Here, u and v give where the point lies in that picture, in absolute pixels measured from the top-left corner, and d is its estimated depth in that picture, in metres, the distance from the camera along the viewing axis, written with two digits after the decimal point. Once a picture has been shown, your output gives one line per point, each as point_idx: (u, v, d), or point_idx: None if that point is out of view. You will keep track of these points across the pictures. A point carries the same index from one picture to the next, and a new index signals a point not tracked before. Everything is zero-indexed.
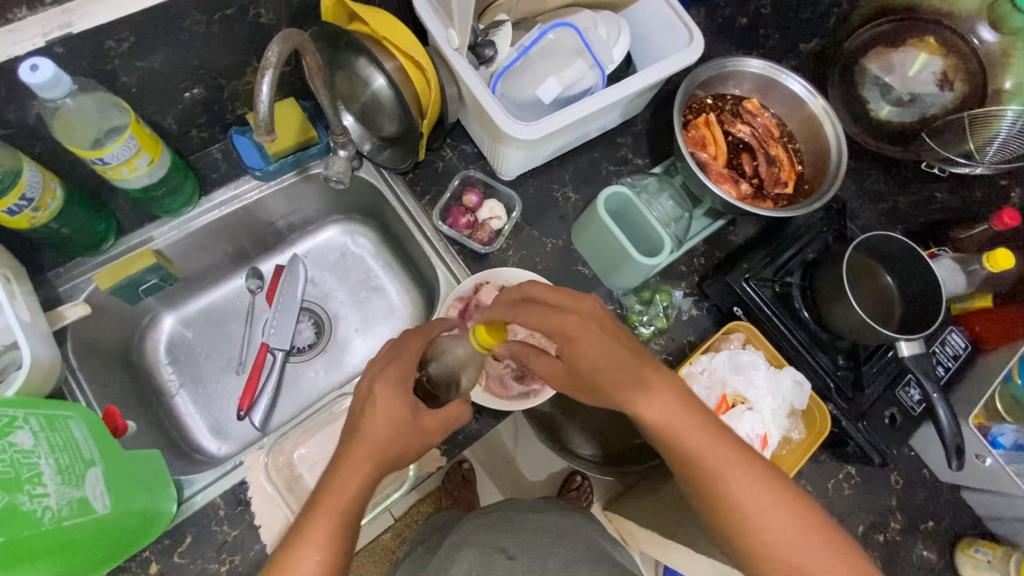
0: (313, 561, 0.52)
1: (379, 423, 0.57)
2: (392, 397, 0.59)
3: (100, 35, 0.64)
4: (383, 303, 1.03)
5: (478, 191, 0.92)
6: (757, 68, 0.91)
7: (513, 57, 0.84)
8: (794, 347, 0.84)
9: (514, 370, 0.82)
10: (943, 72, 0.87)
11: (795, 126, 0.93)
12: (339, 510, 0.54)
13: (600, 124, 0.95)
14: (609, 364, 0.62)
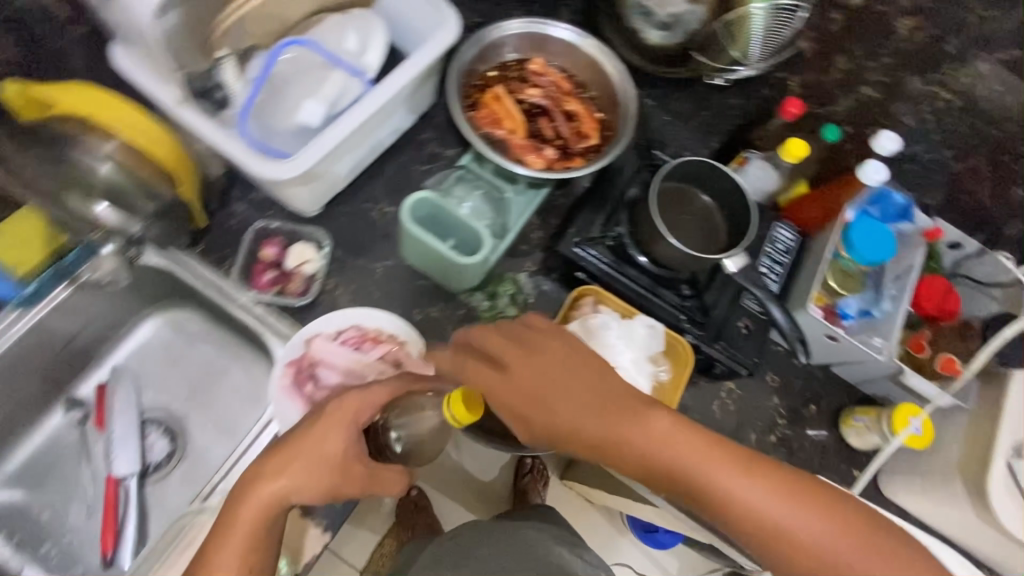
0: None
1: (303, 456, 0.62)
2: (324, 442, 0.63)
3: None
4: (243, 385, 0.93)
5: (279, 240, 0.83)
6: (518, 27, 0.89)
7: (251, 91, 0.75)
8: (640, 294, 0.85)
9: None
10: None
11: (584, 76, 0.92)
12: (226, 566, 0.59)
13: (392, 129, 0.88)
14: (568, 391, 0.56)
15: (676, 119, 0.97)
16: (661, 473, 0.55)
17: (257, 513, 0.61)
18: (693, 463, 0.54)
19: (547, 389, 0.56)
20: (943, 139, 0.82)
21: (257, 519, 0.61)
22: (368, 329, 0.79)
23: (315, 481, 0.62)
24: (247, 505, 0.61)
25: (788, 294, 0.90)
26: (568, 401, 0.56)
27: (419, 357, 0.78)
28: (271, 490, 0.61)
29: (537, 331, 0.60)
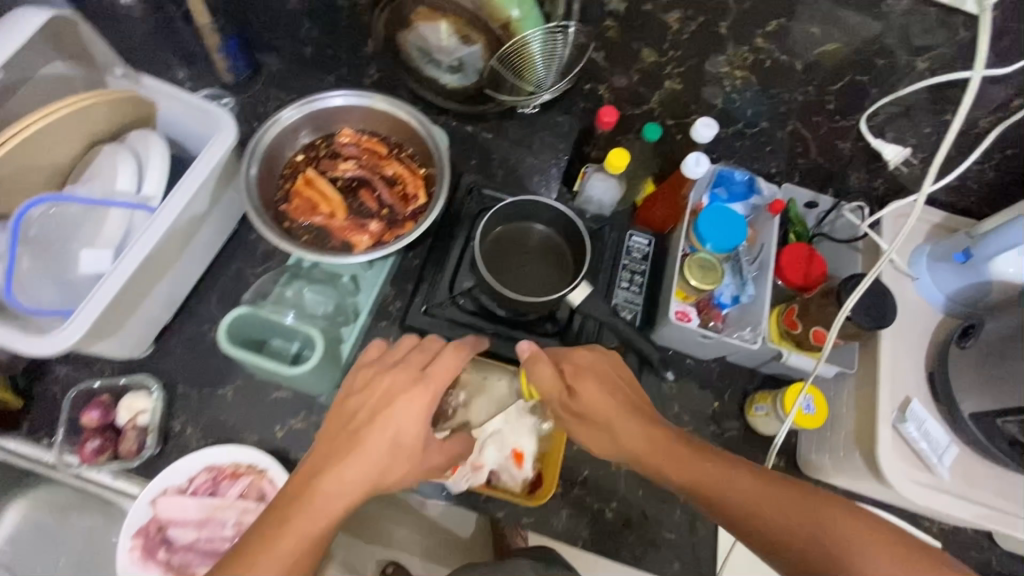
0: None
1: (372, 445, 0.58)
2: (394, 434, 0.59)
3: None
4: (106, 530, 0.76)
5: (103, 398, 0.76)
6: (303, 108, 0.83)
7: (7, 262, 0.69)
8: (504, 345, 0.81)
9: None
10: (460, 30, 0.74)
11: (395, 135, 0.88)
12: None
13: (206, 244, 0.82)
14: (611, 413, 0.62)
15: (515, 146, 0.96)
16: (767, 508, 0.54)
17: (321, 513, 0.55)
18: (807, 509, 0.53)
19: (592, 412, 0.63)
20: (755, 114, 0.80)
21: (329, 521, 0.55)
22: (222, 467, 0.73)
23: (384, 469, 0.58)
24: (311, 500, 0.55)
25: (654, 301, 0.88)
26: (605, 419, 0.62)
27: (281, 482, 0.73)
28: (343, 489, 0.56)
29: (576, 350, 0.67)
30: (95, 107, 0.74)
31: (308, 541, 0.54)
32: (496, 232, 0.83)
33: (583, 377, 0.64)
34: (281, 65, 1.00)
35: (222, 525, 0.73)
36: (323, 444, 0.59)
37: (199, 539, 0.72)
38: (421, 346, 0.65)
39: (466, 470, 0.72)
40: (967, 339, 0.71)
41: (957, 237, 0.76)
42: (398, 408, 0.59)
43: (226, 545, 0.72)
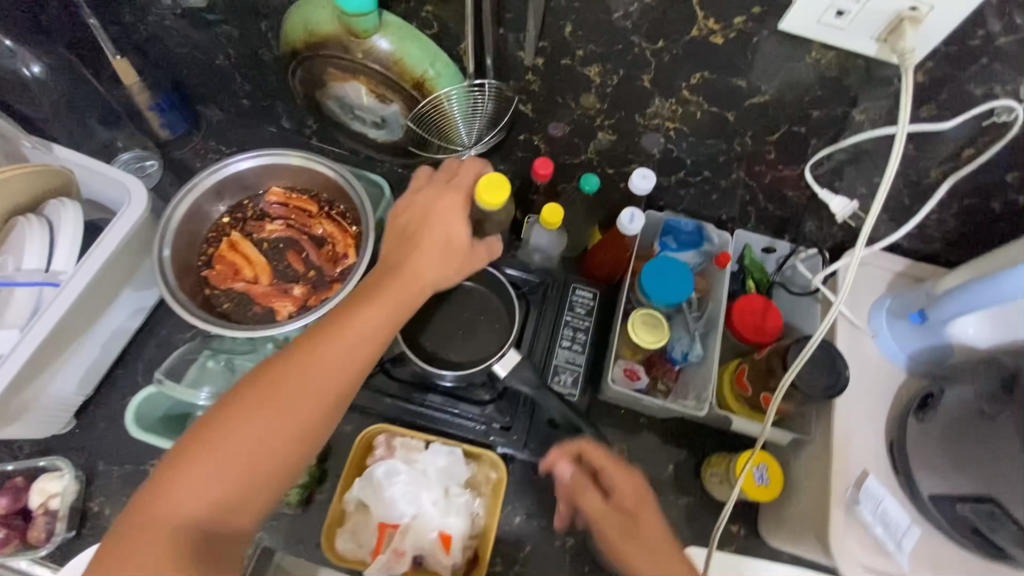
0: (334, 353, 0.54)
1: (429, 236, 0.62)
2: (447, 233, 0.62)
3: None
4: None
5: (18, 480, 0.74)
6: (221, 170, 0.79)
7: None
8: (436, 413, 0.76)
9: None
10: (375, 90, 0.70)
11: (325, 192, 0.84)
12: (341, 362, 0.54)
13: (128, 312, 0.80)
14: (664, 542, 0.58)
15: None
16: None
17: (383, 302, 0.58)
18: None
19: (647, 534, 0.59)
20: (695, 162, 0.75)
21: (395, 312, 0.58)
22: None
23: (445, 261, 0.62)
24: (400, 275, 0.60)
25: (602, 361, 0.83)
26: (657, 545, 0.58)
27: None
28: (394, 285, 0.59)
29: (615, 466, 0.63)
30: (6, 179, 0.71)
31: (366, 327, 0.57)
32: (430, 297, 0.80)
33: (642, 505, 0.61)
34: (221, 119, 0.97)
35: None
36: (381, 265, 0.63)
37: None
38: (444, 165, 0.67)
39: (388, 557, 0.68)
40: (925, 413, 0.65)
41: (918, 291, 0.69)
42: (431, 221, 0.62)
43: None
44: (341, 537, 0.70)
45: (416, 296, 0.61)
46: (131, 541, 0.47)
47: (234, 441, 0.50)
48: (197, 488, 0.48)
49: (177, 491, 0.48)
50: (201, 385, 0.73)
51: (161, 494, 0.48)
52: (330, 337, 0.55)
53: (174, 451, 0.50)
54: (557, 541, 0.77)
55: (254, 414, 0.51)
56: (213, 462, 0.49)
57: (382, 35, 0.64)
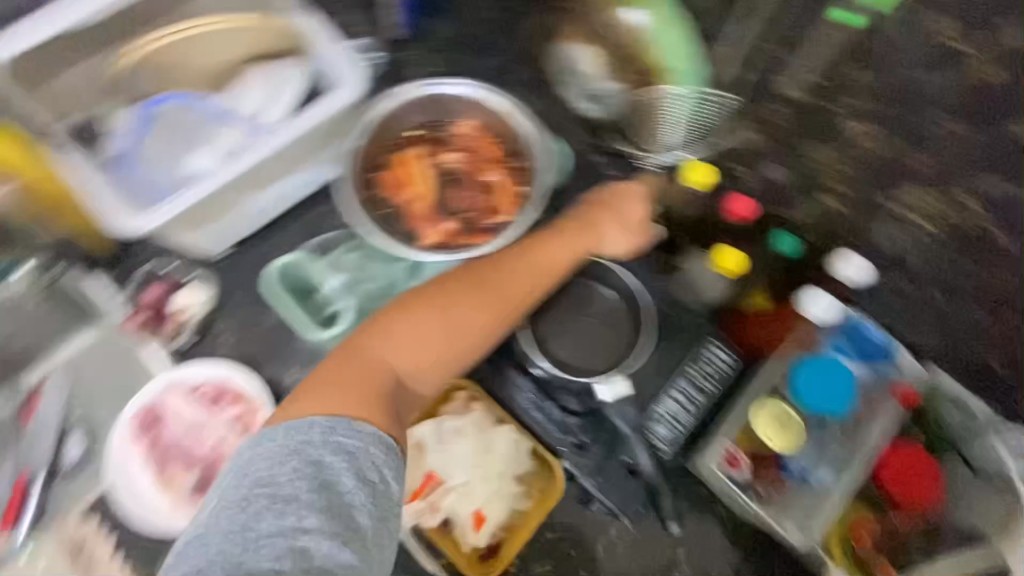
0: (525, 269, 0.64)
1: (620, 206, 0.69)
2: (631, 208, 0.70)
3: None
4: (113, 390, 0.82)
5: (167, 281, 0.83)
6: (425, 89, 0.81)
7: (131, 142, 0.75)
8: (521, 402, 0.74)
9: (199, 481, 0.74)
10: (606, 59, 0.75)
11: (511, 142, 0.82)
12: (515, 291, 0.63)
13: (302, 182, 0.86)
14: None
15: None
16: None
17: (567, 239, 0.66)
18: None
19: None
20: (925, 271, 0.64)
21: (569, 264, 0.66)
22: (229, 386, 0.78)
23: (630, 229, 0.69)
24: (592, 224, 0.68)
25: (707, 427, 0.72)
26: None
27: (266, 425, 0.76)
28: (579, 234, 0.67)
29: None
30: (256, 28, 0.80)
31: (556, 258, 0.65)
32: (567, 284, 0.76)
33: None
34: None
35: (204, 439, 0.76)
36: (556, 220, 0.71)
37: (182, 441, 0.75)
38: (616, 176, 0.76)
39: (422, 507, 0.69)
40: None
41: None
42: (616, 212, 0.69)
43: (199, 454, 0.75)
44: None
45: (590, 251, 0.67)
46: (347, 373, 0.52)
47: (422, 321, 0.57)
48: (402, 349, 0.56)
49: (389, 341, 0.56)
50: (338, 271, 0.80)
51: (383, 339, 0.55)
52: (518, 265, 0.64)
53: (379, 315, 0.58)
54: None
55: (444, 305, 0.58)
56: (435, 324, 0.57)
57: (640, 9, 0.68)
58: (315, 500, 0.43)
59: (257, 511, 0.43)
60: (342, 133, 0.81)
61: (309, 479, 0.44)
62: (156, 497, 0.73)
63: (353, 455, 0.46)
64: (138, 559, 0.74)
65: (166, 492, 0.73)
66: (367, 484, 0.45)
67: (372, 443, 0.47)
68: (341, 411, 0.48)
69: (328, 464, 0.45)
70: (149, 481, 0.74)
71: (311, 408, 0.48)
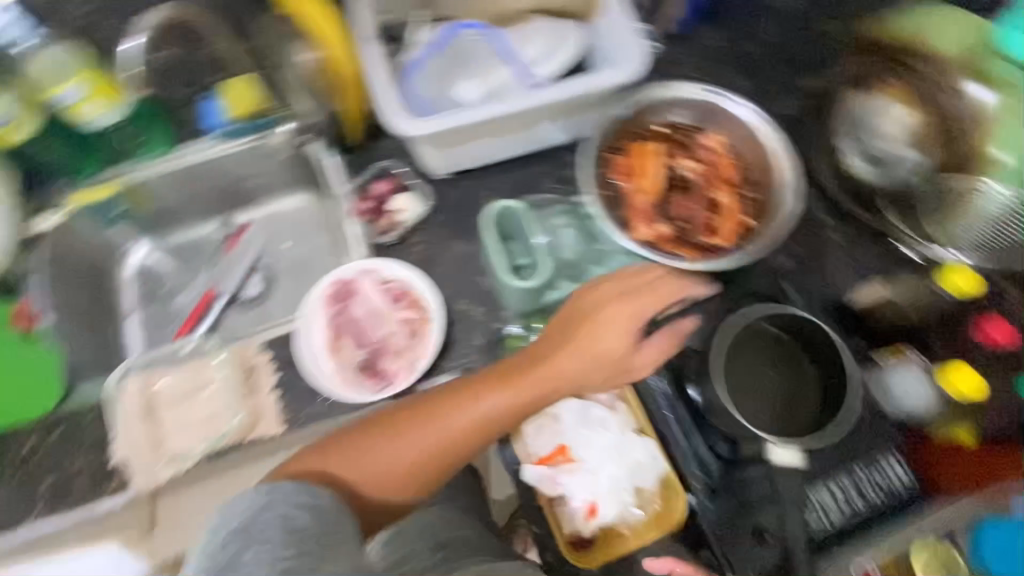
0: (484, 404, 0.59)
1: (599, 337, 0.63)
2: (603, 335, 0.64)
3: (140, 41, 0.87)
4: (304, 248, 1.10)
5: (394, 181, 0.91)
6: (695, 92, 0.80)
7: (424, 52, 0.80)
8: (676, 425, 0.73)
9: (361, 360, 0.82)
10: (918, 131, 0.71)
11: (755, 172, 0.79)
12: (475, 418, 0.59)
13: (539, 136, 0.89)
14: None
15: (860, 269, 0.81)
16: None
17: (569, 354, 0.63)
18: None
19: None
20: None
21: (532, 395, 0.61)
22: (412, 291, 0.85)
23: (613, 341, 0.64)
24: (571, 333, 0.65)
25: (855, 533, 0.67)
26: None
27: (432, 338, 0.82)
28: (537, 373, 0.62)
29: None
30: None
31: (557, 372, 0.62)
32: (775, 335, 0.74)
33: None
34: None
35: (376, 327, 0.83)
36: (550, 326, 0.68)
37: (360, 321, 0.83)
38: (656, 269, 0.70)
39: (547, 474, 0.70)
40: None
41: None
42: (598, 328, 0.64)
43: (368, 338, 0.83)
44: (529, 424, 0.72)
45: (584, 381, 0.64)
46: (324, 463, 0.55)
47: (385, 436, 0.56)
48: (372, 460, 0.55)
49: (363, 448, 0.56)
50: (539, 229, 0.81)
51: (354, 441, 0.56)
52: (478, 399, 0.59)
53: (359, 425, 0.58)
54: None
55: (420, 414, 0.58)
56: (410, 440, 0.56)
57: (994, 92, 0.66)
58: (286, 537, 0.45)
59: (238, 553, 0.45)
60: (606, 101, 0.84)
61: (279, 523, 0.46)
62: (323, 358, 0.81)
63: (286, 528, 0.46)
64: (290, 401, 0.83)
65: (331, 358, 0.81)
66: (327, 532, 0.47)
67: (320, 506, 0.49)
68: (303, 476, 0.53)
69: (293, 514, 0.48)
70: (321, 342, 0.82)
71: (288, 474, 0.53)
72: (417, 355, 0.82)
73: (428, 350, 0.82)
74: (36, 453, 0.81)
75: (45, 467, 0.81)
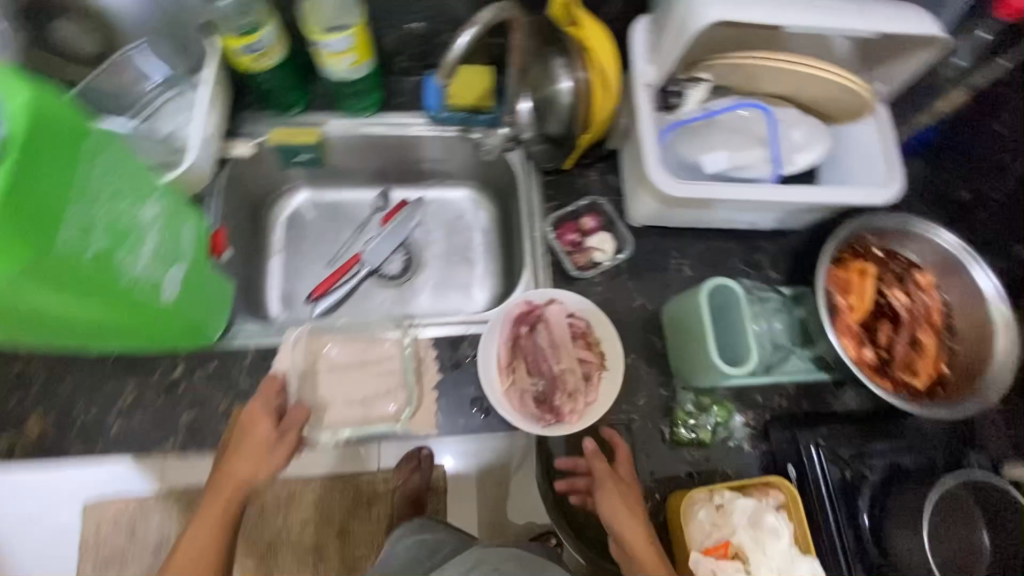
0: (197, 539, 0.66)
1: (243, 441, 0.70)
2: (252, 436, 0.70)
3: (403, 15, 0.86)
4: (453, 242, 1.08)
5: (600, 220, 0.92)
6: (947, 243, 0.80)
7: (696, 115, 0.81)
8: (833, 546, 0.74)
9: (537, 392, 0.81)
10: None
11: (962, 324, 0.80)
12: (199, 548, 0.65)
13: (750, 220, 0.89)
14: (636, 509, 0.73)
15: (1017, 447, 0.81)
16: None
17: (219, 497, 0.67)
18: None
19: (627, 500, 0.73)
20: None
21: (220, 506, 0.67)
22: (591, 331, 0.83)
23: (250, 460, 0.69)
24: (217, 501, 0.67)
25: None
26: None
27: (606, 388, 0.80)
28: (215, 500, 0.67)
29: None
30: (826, 80, 0.77)
31: (200, 548, 0.65)
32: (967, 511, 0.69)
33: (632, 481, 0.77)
34: (916, 178, 0.96)
35: (556, 360, 0.82)
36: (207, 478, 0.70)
37: (543, 352, 0.82)
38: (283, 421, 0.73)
39: (709, 566, 0.70)
40: None
41: None
42: (240, 436, 0.71)
43: (545, 369, 0.82)
44: (702, 510, 0.74)
45: (254, 485, 0.69)
46: None
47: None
48: None
49: None
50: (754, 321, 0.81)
51: None
52: (183, 555, 0.65)
53: None
54: None
55: (184, 561, 0.65)
56: None
57: None
58: None
59: None
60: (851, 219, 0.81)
61: None
62: (498, 377, 0.80)
63: None
64: (445, 408, 0.82)
65: (505, 378, 0.80)
66: None
67: None
68: None
69: None
70: (497, 361, 0.81)
71: None
72: (590, 400, 0.80)
73: (601, 399, 0.80)
74: (182, 386, 0.78)
75: (187, 403, 0.78)
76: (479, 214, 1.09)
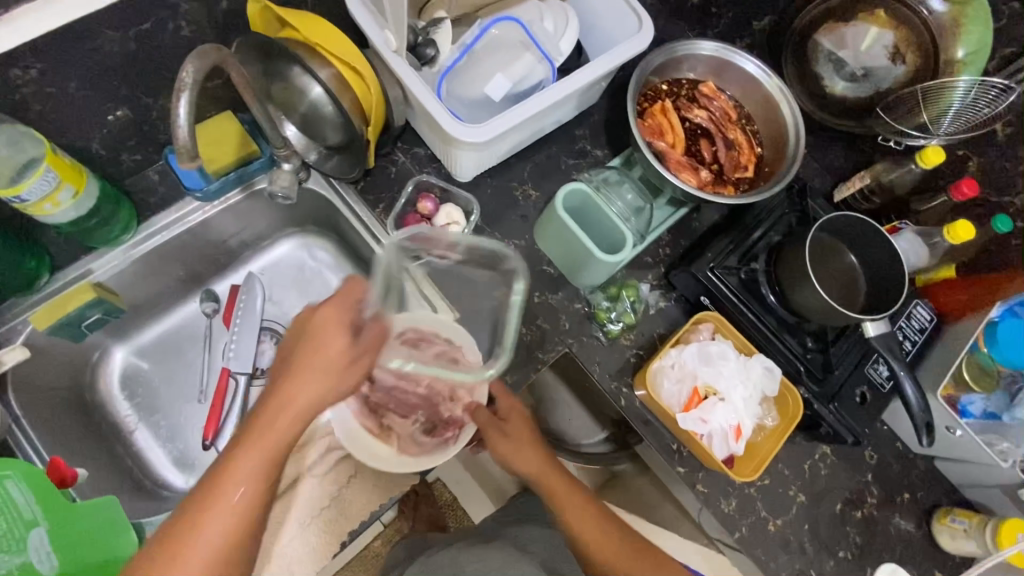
0: (236, 491, 0.56)
1: (319, 353, 0.61)
2: (323, 350, 0.61)
3: (98, 111, 0.71)
4: (312, 296, 0.99)
5: (434, 196, 0.88)
6: (710, 50, 0.89)
7: (456, 56, 0.80)
8: (763, 334, 0.83)
9: (423, 424, 0.76)
10: (895, 45, 0.84)
11: (752, 108, 0.91)
12: (240, 492, 0.57)
13: (556, 120, 0.91)
14: (525, 439, 0.77)
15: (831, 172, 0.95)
16: None
17: (259, 439, 0.58)
18: None
19: (516, 437, 0.77)
20: None
21: (262, 461, 0.58)
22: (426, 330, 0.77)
23: (317, 381, 0.60)
24: (274, 427, 0.59)
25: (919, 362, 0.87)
26: None
27: (475, 360, 0.76)
28: (270, 428, 0.59)
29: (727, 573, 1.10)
30: None
31: (239, 491, 0.57)
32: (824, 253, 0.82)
33: (517, 413, 0.78)
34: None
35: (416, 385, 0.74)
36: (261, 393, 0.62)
37: (397, 391, 0.74)
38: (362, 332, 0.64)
39: (695, 416, 0.77)
40: None
41: None
42: (306, 339, 0.62)
43: (413, 400, 0.75)
44: (667, 378, 0.80)
45: (326, 403, 0.62)
46: None
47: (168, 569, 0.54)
48: None
49: None
50: (610, 202, 0.85)
51: None
52: (226, 492, 0.57)
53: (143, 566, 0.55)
54: (793, 491, 0.85)
55: (231, 512, 0.56)
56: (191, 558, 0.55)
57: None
58: None
59: None
60: (646, 61, 0.85)
61: None
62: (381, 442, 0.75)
63: None
64: None
65: (390, 440, 0.75)
66: None
67: None
68: None
69: None
70: (367, 431, 0.75)
71: None
72: (473, 386, 0.76)
73: (478, 372, 0.75)
74: None
75: None
76: (317, 254, 0.99)
